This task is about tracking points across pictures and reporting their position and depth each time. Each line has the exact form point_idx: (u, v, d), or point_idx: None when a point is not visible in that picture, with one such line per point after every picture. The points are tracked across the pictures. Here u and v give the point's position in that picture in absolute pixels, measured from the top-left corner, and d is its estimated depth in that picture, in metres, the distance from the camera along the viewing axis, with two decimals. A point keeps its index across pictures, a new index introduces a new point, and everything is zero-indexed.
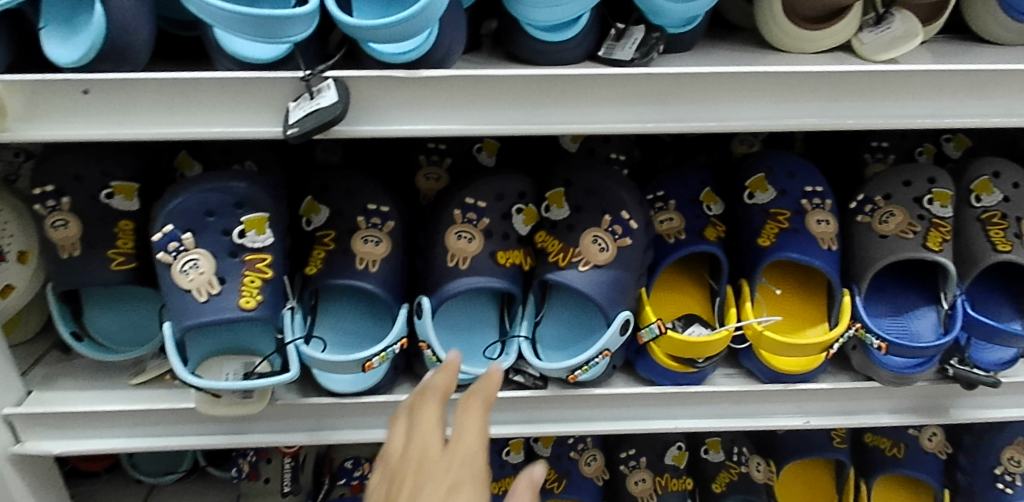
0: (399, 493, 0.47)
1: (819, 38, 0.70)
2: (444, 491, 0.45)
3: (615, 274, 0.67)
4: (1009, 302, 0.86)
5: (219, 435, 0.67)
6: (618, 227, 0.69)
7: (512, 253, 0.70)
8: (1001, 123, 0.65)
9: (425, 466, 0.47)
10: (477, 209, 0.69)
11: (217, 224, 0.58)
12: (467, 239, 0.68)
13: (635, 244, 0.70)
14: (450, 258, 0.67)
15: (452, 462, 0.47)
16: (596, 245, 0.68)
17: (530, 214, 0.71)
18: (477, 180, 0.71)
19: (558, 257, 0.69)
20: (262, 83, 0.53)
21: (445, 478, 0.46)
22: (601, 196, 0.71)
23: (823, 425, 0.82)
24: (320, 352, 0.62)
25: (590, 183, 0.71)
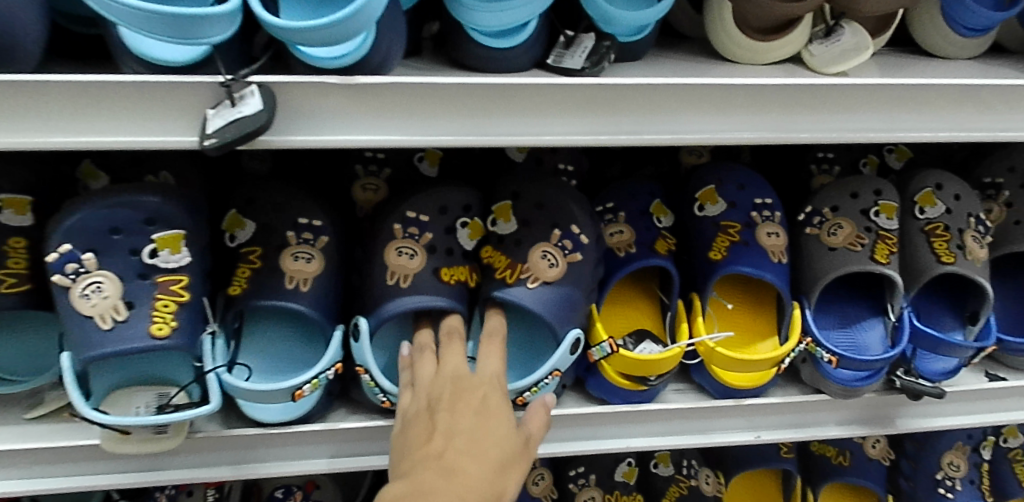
0: (439, 400, 0.55)
1: (770, 50, 0.68)
2: (483, 395, 0.56)
3: (565, 291, 0.64)
4: (952, 312, 0.86)
5: (130, 472, 0.61)
6: (567, 242, 0.66)
7: (458, 269, 0.65)
8: (948, 138, 0.65)
9: (462, 376, 0.57)
10: (418, 223, 0.65)
11: (124, 243, 0.52)
12: (409, 256, 0.63)
13: (585, 259, 0.66)
14: (390, 275, 0.63)
15: (485, 377, 0.58)
16: (546, 260, 0.64)
17: (477, 229, 0.67)
18: (420, 192, 0.66)
19: (506, 273, 0.65)
20: (174, 89, 0.48)
21: (482, 387, 0.56)
22: (550, 210, 0.68)
23: (773, 439, 0.81)
24: (244, 380, 0.57)
25: (539, 196, 0.68)
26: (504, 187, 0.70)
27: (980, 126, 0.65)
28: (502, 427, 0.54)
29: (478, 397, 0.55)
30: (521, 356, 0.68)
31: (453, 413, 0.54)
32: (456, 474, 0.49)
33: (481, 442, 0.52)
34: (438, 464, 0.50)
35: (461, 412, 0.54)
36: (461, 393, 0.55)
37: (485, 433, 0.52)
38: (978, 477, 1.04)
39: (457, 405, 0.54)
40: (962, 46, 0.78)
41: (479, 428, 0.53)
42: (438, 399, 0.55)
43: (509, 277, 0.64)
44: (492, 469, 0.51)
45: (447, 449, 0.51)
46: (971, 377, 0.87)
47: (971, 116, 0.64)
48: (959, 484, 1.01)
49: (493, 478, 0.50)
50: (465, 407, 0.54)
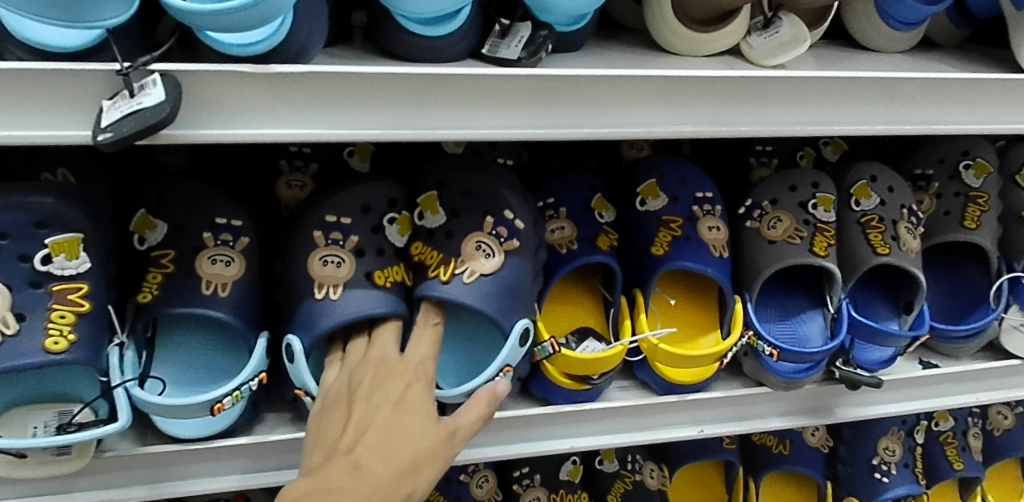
0: (359, 388, 0.53)
1: (709, 42, 0.67)
2: (405, 387, 0.53)
3: (505, 281, 0.61)
4: (887, 302, 0.87)
5: (34, 496, 0.56)
6: (501, 229, 0.63)
7: (391, 272, 0.62)
8: (884, 131, 0.64)
9: (387, 368, 0.55)
10: (341, 228, 0.62)
11: (12, 248, 0.47)
12: (337, 265, 0.60)
13: (524, 248, 0.64)
14: (319, 287, 0.59)
15: (412, 369, 0.55)
16: (481, 253, 0.61)
17: (404, 224, 0.64)
18: (338, 191, 0.63)
19: (440, 270, 0.61)
20: (66, 78, 0.43)
21: (404, 379, 0.54)
22: (478, 198, 0.65)
23: (716, 433, 0.80)
24: (157, 395, 0.53)
25: (466, 183, 0.65)
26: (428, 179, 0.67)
27: (914, 118, 0.65)
28: (423, 415, 0.51)
29: (400, 388, 0.53)
30: (466, 358, 0.66)
31: (370, 405, 0.51)
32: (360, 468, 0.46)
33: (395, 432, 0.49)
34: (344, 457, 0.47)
35: (378, 404, 0.51)
36: (382, 385, 0.53)
37: (403, 421, 0.50)
38: (912, 461, 1.06)
39: (377, 394, 0.52)
40: (895, 40, 0.78)
41: (398, 417, 0.50)
42: (359, 390, 0.53)
43: (444, 275, 0.61)
44: (407, 460, 0.48)
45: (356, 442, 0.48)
46: (906, 365, 0.89)
47: (905, 108, 0.64)
48: (894, 468, 1.03)
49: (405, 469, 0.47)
50: (383, 398, 0.52)
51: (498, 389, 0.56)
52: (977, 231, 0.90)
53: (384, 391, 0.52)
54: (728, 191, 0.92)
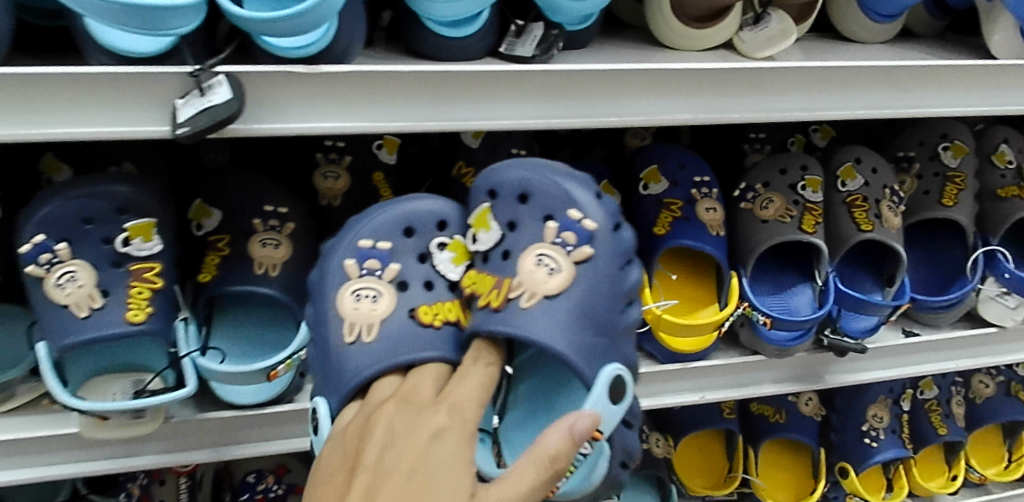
0: (383, 441, 0.49)
1: (703, 37, 0.73)
2: (429, 448, 0.47)
3: (569, 303, 0.58)
4: (871, 276, 0.94)
5: (108, 459, 0.63)
6: (567, 235, 0.61)
7: (440, 308, 0.62)
8: (864, 115, 0.71)
9: (414, 428, 0.49)
10: (376, 256, 0.63)
11: (97, 232, 0.53)
12: (371, 299, 0.61)
13: (594, 259, 0.61)
14: (350, 329, 0.60)
15: (442, 427, 0.49)
16: (541, 271, 0.59)
17: (457, 247, 0.65)
18: (377, 214, 0.65)
19: (488, 298, 0.59)
20: (146, 79, 0.49)
21: (431, 440, 0.47)
22: (536, 205, 0.63)
23: (716, 399, 0.87)
24: (218, 363, 0.59)
25: (523, 186, 0.63)
26: (483, 188, 0.65)
27: (891, 103, 0.71)
28: (450, 469, 0.45)
29: (423, 451, 0.47)
30: (547, 394, 0.67)
31: (392, 463, 0.46)
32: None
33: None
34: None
35: (393, 475, 0.45)
36: (404, 450, 0.47)
37: (423, 477, 0.45)
38: (899, 427, 1.13)
39: (400, 448, 0.48)
40: (877, 32, 0.84)
41: (418, 474, 0.45)
42: (383, 443, 0.49)
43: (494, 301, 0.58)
44: None
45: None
46: (890, 334, 0.95)
47: (883, 93, 0.70)
48: (882, 433, 1.10)
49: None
50: (405, 452, 0.47)
51: (576, 428, 0.47)
52: (955, 208, 0.97)
53: (408, 443, 0.48)
54: (724, 175, 0.98)
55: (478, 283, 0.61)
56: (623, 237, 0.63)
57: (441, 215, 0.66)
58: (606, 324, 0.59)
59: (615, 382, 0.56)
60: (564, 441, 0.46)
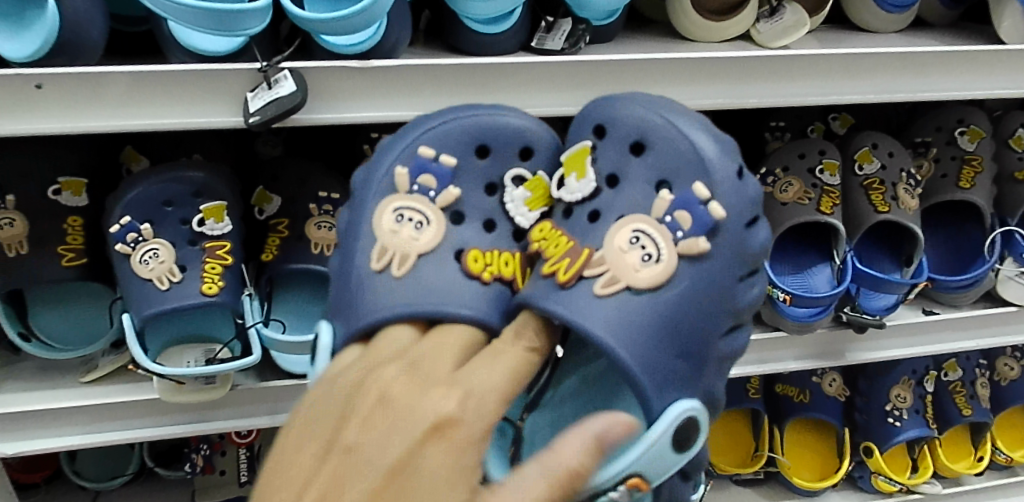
0: (377, 413, 0.44)
1: (721, 30, 0.78)
2: (428, 451, 0.41)
3: (648, 310, 0.56)
4: (890, 256, 0.97)
5: (181, 424, 0.70)
6: (681, 214, 0.57)
7: (494, 261, 0.62)
8: (876, 99, 0.75)
9: (416, 413, 0.43)
10: (432, 174, 0.63)
11: (176, 214, 0.61)
12: (415, 226, 0.61)
13: (702, 256, 0.57)
14: (382, 255, 0.60)
15: (450, 424, 0.43)
16: (632, 254, 0.57)
17: (536, 184, 0.65)
18: (460, 123, 0.64)
19: (557, 264, 0.57)
20: (221, 76, 0.55)
21: (432, 443, 0.41)
22: (656, 169, 0.60)
23: (739, 374, 0.91)
24: (279, 334, 0.64)
25: (650, 142, 0.61)
26: (597, 124, 0.63)
27: (901, 88, 0.75)
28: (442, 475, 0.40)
29: (418, 453, 0.41)
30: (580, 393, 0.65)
31: (381, 448, 0.41)
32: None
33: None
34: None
35: (378, 464, 0.40)
36: (398, 440, 0.42)
37: (410, 476, 0.40)
38: (923, 408, 1.13)
39: (394, 430, 0.42)
40: (889, 21, 0.88)
41: (406, 470, 0.40)
42: (377, 414, 0.43)
43: (561, 276, 0.57)
44: None
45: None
46: (909, 312, 0.98)
47: (892, 78, 0.74)
48: (905, 413, 1.11)
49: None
50: (399, 439, 0.42)
51: (603, 436, 0.41)
52: (972, 190, 1.00)
53: (406, 426, 0.42)
54: (746, 161, 1.02)
55: (549, 243, 0.60)
56: (746, 244, 0.59)
57: (526, 138, 0.65)
58: (687, 339, 0.57)
59: (687, 424, 0.54)
60: (588, 455, 0.40)
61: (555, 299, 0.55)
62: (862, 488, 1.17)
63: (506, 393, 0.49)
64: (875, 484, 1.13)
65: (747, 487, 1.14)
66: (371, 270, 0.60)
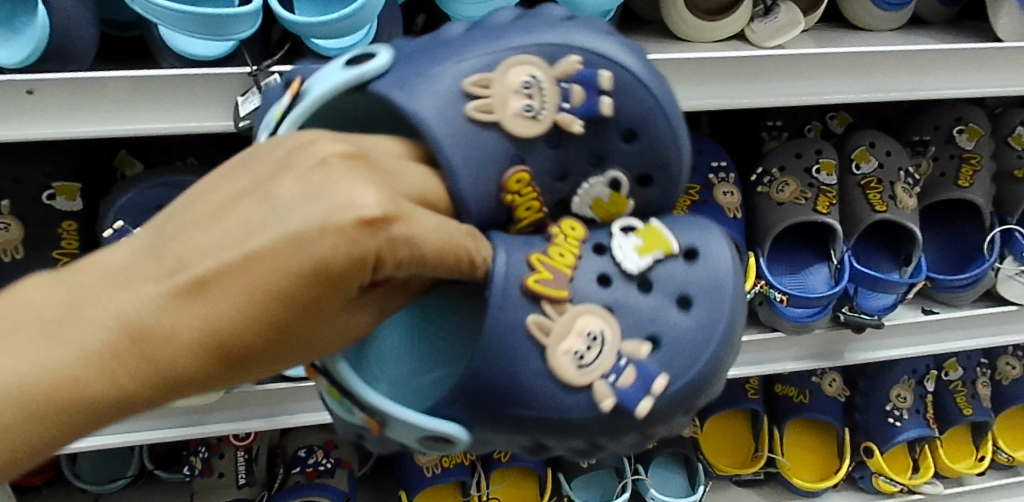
0: (307, 184, 0.31)
1: (715, 29, 0.78)
2: (294, 269, 0.30)
3: (523, 368, 0.42)
4: (888, 256, 0.97)
5: (177, 428, 0.70)
6: (628, 372, 0.42)
7: (526, 198, 0.47)
8: (869, 98, 0.74)
9: (319, 211, 0.30)
10: (585, 90, 0.47)
11: None
12: (525, 100, 0.46)
13: (602, 415, 0.42)
14: (477, 83, 0.45)
15: (343, 256, 0.30)
16: (575, 336, 0.42)
17: (617, 201, 0.50)
18: (642, 94, 0.48)
19: (544, 277, 0.42)
20: (212, 80, 0.56)
21: (303, 258, 0.30)
22: (668, 319, 0.44)
23: (737, 375, 0.90)
24: None
25: (693, 297, 0.46)
26: (697, 248, 0.48)
27: (895, 86, 0.75)
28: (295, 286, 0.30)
29: (282, 264, 0.29)
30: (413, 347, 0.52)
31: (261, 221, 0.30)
32: (97, 351, 0.28)
33: (205, 318, 0.29)
34: (96, 313, 0.28)
35: (243, 236, 0.30)
36: (288, 216, 0.30)
37: (257, 279, 0.29)
38: (924, 407, 1.12)
39: (293, 210, 0.30)
40: (885, 19, 0.88)
41: (263, 265, 0.29)
42: (296, 182, 0.31)
43: (531, 279, 0.42)
44: (199, 336, 0.29)
45: (127, 294, 0.29)
46: (908, 312, 0.98)
47: (886, 78, 0.74)
48: (906, 413, 1.10)
49: (165, 387, 0.29)
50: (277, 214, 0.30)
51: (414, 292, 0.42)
52: (970, 189, 0.99)
53: (305, 210, 0.30)
54: (744, 161, 1.02)
55: (564, 252, 0.45)
56: (616, 446, 0.45)
57: (656, 169, 0.50)
58: (521, 418, 0.43)
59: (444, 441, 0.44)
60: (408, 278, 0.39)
61: (502, 265, 0.42)
62: (863, 488, 1.16)
63: (444, 248, 0.35)
64: (876, 484, 1.12)
65: (747, 488, 1.13)
66: (448, 103, 0.45)
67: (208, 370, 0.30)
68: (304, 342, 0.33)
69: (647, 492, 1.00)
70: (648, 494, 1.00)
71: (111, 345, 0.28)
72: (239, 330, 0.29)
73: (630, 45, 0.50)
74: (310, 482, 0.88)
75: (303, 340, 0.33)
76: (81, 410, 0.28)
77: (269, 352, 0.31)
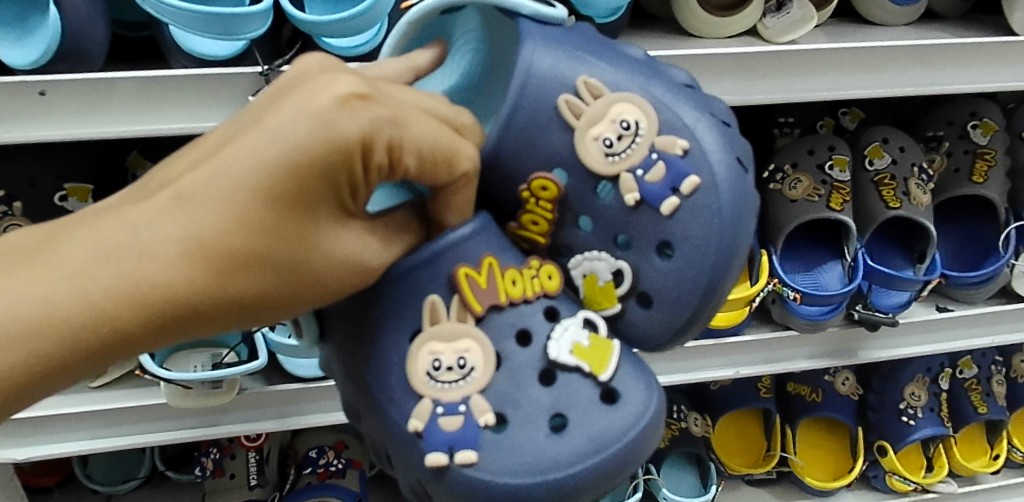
0: (284, 90, 0.33)
1: (727, 25, 0.77)
2: (269, 166, 0.31)
3: (392, 339, 0.41)
4: (902, 253, 0.96)
5: (189, 429, 0.70)
6: (452, 419, 0.40)
7: (537, 209, 0.45)
8: (884, 94, 0.74)
9: (293, 108, 0.31)
10: (668, 169, 0.43)
11: None
12: (613, 131, 0.43)
13: (404, 428, 0.41)
14: (592, 94, 0.43)
15: (320, 153, 0.31)
16: (451, 350, 0.40)
17: (607, 291, 0.45)
18: (712, 228, 0.43)
19: (475, 279, 0.41)
20: (224, 80, 0.55)
21: (276, 154, 0.31)
22: (531, 415, 0.40)
23: (750, 373, 0.89)
24: (286, 338, 0.65)
25: (563, 417, 0.40)
26: (615, 394, 0.41)
27: (912, 81, 0.74)
28: (271, 182, 0.31)
29: (257, 164, 0.31)
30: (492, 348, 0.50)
31: (240, 133, 0.32)
32: (88, 261, 0.30)
33: (188, 228, 0.30)
34: (87, 234, 0.31)
35: (224, 152, 0.32)
36: (263, 125, 0.32)
37: (232, 188, 0.31)
38: (938, 405, 1.11)
39: (267, 114, 0.32)
40: (898, 13, 0.87)
41: (239, 167, 0.31)
42: (277, 91, 0.33)
43: (467, 271, 0.41)
44: (181, 248, 0.30)
45: (123, 217, 0.31)
46: (923, 309, 0.97)
47: (902, 72, 0.73)
48: (920, 412, 1.09)
49: (150, 301, 0.30)
50: (255, 122, 0.32)
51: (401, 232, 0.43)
52: (984, 185, 0.98)
53: (273, 112, 0.32)
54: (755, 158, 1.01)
55: (519, 282, 0.42)
56: (399, 471, 0.43)
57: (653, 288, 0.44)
58: (360, 390, 0.43)
59: None
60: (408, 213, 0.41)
61: (459, 236, 0.41)
62: (877, 487, 1.15)
63: (429, 166, 0.35)
64: (890, 484, 1.11)
65: (759, 488, 1.13)
66: (551, 81, 0.43)
67: (196, 279, 0.31)
68: (295, 264, 0.34)
69: (660, 492, 0.99)
70: (660, 494, 0.99)
71: (101, 258, 0.30)
72: (220, 234, 0.31)
73: (746, 191, 0.44)
74: (322, 483, 0.88)
75: (290, 260, 0.33)
76: (70, 319, 0.30)
77: (257, 265, 0.32)
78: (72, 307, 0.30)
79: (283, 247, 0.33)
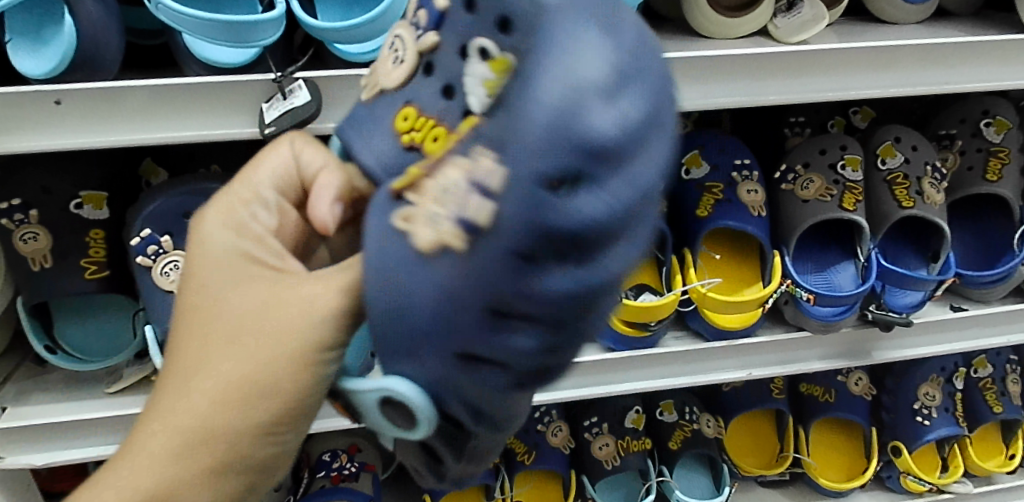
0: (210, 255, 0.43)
1: (737, 26, 0.77)
2: (208, 295, 0.39)
3: (400, 264, 0.32)
4: (916, 253, 0.96)
5: None
6: (463, 199, 0.29)
7: (422, 130, 0.39)
8: (897, 93, 0.73)
9: (204, 251, 0.41)
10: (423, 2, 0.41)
11: (194, 225, 0.65)
12: (394, 59, 0.42)
13: (463, 264, 0.30)
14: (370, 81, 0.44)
15: (232, 254, 0.41)
16: (421, 199, 0.31)
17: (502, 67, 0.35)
18: None
19: (404, 180, 0.32)
20: (237, 86, 0.55)
21: (207, 278, 0.40)
22: (498, 118, 0.29)
23: (764, 375, 0.89)
24: None
25: (516, 71, 0.30)
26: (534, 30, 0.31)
27: (924, 80, 0.74)
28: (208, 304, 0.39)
29: (199, 302, 0.39)
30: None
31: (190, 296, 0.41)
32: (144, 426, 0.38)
33: (181, 370, 0.38)
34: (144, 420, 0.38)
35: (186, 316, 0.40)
36: (203, 276, 0.40)
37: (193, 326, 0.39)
38: (952, 405, 1.10)
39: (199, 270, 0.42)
40: (909, 12, 0.86)
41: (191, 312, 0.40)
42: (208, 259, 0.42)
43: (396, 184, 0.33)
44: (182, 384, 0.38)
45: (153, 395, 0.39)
46: (937, 309, 0.96)
47: (914, 71, 0.73)
48: (935, 412, 1.08)
49: (188, 430, 0.36)
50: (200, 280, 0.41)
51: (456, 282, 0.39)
52: (999, 183, 0.98)
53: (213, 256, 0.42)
54: (767, 159, 1.01)
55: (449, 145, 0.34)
56: (547, 309, 0.30)
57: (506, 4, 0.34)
58: (436, 323, 0.32)
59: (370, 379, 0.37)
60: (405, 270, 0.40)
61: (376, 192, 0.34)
62: (891, 488, 1.14)
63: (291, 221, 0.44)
64: (904, 484, 1.10)
65: (772, 489, 1.12)
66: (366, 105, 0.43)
67: (207, 392, 0.37)
68: (267, 328, 0.38)
69: (673, 495, 0.99)
70: (673, 495, 0.98)
71: (153, 424, 0.37)
72: (202, 350, 0.38)
73: None
74: (336, 486, 0.88)
75: (263, 328, 0.38)
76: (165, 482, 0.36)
77: (243, 359, 0.37)
78: (148, 478, 0.36)
79: (249, 325, 0.38)
